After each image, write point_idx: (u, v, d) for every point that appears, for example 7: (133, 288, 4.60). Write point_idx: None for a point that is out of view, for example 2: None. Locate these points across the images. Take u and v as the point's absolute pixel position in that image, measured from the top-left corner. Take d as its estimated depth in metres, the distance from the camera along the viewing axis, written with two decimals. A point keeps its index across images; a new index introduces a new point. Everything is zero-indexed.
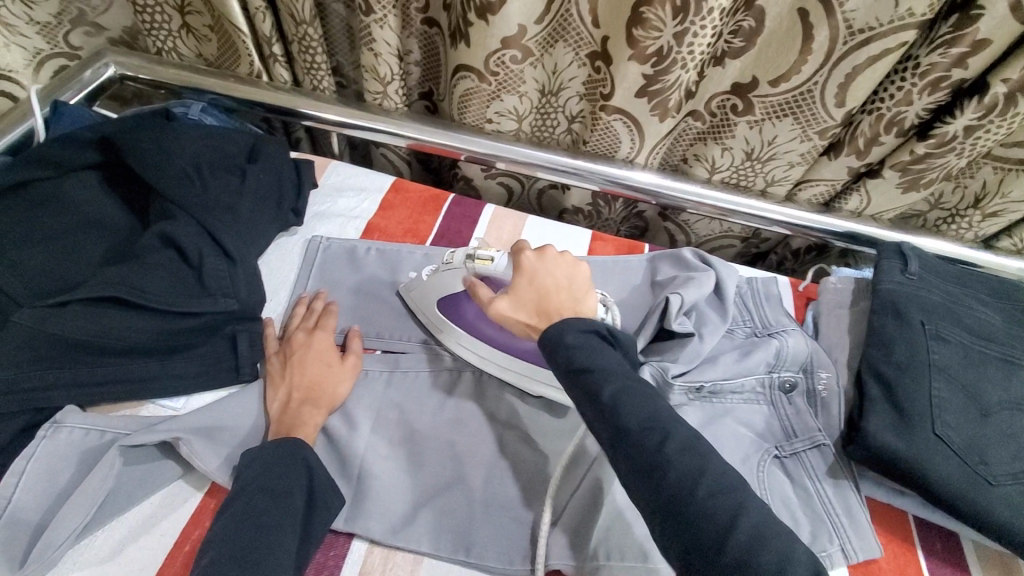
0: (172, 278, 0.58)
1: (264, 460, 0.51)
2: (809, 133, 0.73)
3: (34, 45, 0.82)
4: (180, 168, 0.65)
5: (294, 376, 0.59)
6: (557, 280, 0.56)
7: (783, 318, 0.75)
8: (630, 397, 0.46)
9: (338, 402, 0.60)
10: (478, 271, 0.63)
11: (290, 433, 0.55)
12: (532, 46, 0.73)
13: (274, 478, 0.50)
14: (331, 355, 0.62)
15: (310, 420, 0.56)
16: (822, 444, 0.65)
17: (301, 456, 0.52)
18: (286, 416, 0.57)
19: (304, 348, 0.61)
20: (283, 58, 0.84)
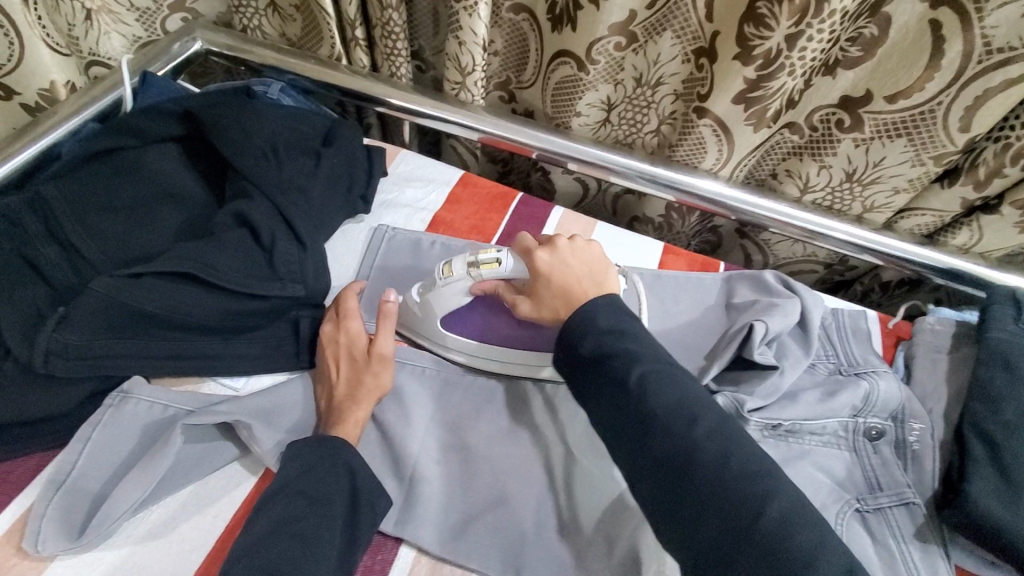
0: (243, 256, 0.57)
1: (305, 459, 0.50)
2: (923, 156, 0.66)
3: (132, 33, 0.84)
4: (258, 146, 0.65)
5: (328, 374, 0.57)
6: (575, 270, 0.54)
7: (872, 357, 0.69)
8: (660, 379, 0.46)
9: (384, 392, 0.57)
10: (482, 277, 0.58)
11: (335, 430, 0.53)
12: (637, 32, 0.70)
13: (316, 483, 0.48)
14: (361, 348, 0.58)
15: (352, 417, 0.54)
16: (911, 502, 0.58)
17: (343, 459, 0.50)
18: (332, 413, 0.55)
19: (332, 346, 0.58)
20: (364, 42, 0.83)
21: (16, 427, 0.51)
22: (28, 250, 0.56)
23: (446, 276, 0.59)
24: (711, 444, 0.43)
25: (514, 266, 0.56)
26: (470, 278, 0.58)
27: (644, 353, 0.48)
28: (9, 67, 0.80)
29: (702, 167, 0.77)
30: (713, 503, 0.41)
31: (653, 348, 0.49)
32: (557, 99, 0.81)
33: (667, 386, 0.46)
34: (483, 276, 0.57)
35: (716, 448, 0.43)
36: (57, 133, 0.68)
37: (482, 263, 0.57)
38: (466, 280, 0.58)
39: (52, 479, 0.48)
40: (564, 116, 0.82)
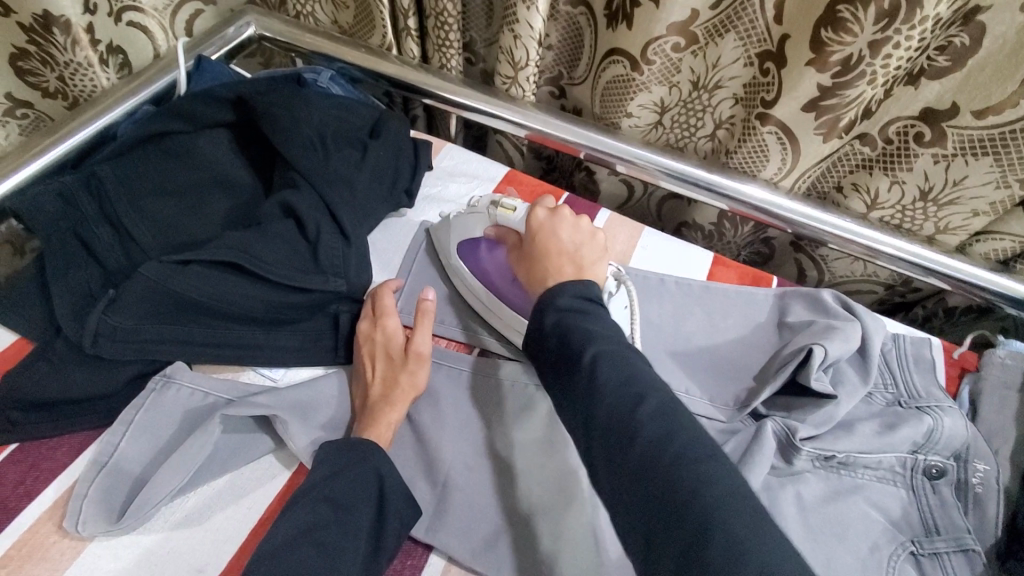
0: (288, 247, 0.56)
1: (339, 458, 0.49)
2: (1010, 177, 0.61)
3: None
4: (307, 135, 0.64)
5: (363, 371, 0.56)
6: (561, 242, 0.55)
7: (935, 391, 0.64)
8: (614, 359, 0.43)
9: (418, 393, 0.56)
10: (499, 218, 0.63)
11: (365, 431, 0.52)
12: (698, 33, 0.66)
13: (338, 487, 0.47)
14: (397, 348, 0.57)
15: (384, 419, 0.53)
16: (970, 549, 0.54)
17: (373, 465, 0.49)
18: (364, 413, 0.54)
19: (368, 342, 0.57)
20: (416, 32, 0.81)
21: (65, 405, 0.51)
22: (81, 230, 0.57)
23: (472, 207, 0.66)
24: (653, 424, 0.38)
25: (525, 216, 0.61)
26: (489, 214, 0.64)
27: (604, 334, 0.45)
28: None
29: (761, 176, 0.73)
30: (646, 488, 0.36)
31: (612, 328, 0.46)
32: (606, 96, 0.77)
33: (622, 365, 0.42)
34: (498, 215, 0.63)
35: (657, 428, 0.38)
36: (113, 114, 0.69)
37: (502, 206, 0.62)
38: (486, 214, 0.64)
39: (95, 459, 0.49)
40: (614, 114, 0.78)
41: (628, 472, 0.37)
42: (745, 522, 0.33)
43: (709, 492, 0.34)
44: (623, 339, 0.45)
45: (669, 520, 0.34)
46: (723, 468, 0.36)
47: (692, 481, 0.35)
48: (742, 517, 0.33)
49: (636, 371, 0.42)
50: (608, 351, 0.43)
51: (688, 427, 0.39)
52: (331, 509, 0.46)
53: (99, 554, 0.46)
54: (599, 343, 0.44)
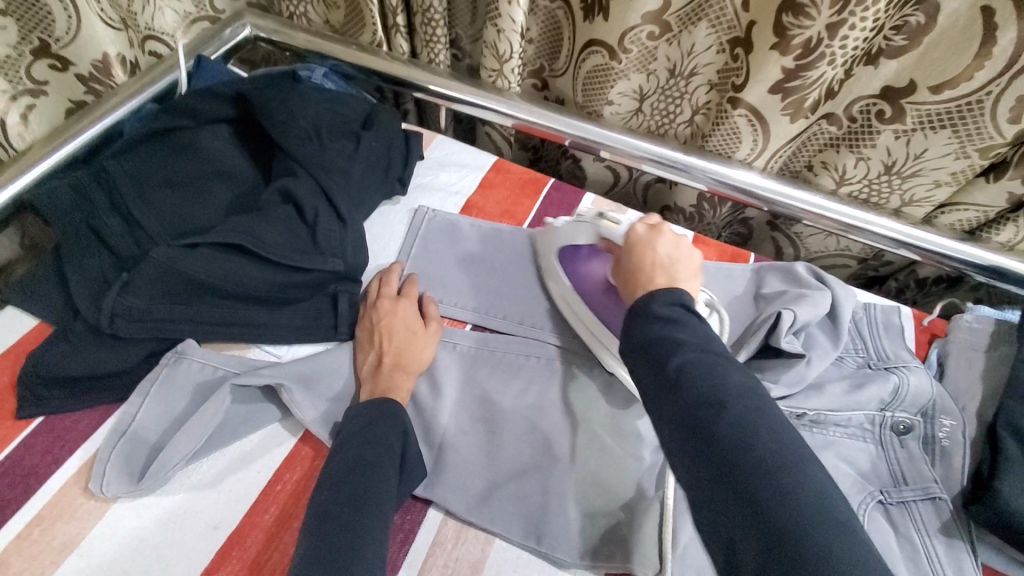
0: (288, 231, 0.60)
1: (373, 411, 0.53)
2: (967, 149, 0.64)
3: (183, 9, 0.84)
4: (303, 128, 0.68)
5: (380, 340, 0.60)
6: (658, 255, 0.57)
7: (903, 353, 0.68)
8: (700, 367, 0.43)
9: (423, 366, 0.60)
10: (604, 232, 0.63)
11: (384, 395, 0.56)
12: (671, 21, 0.70)
13: (382, 432, 0.51)
14: (416, 322, 0.62)
15: (402, 385, 0.57)
16: (937, 497, 0.58)
17: (399, 420, 0.53)
18: (378, 381, 0.57)
19: (389, 315, 0.61)
20: (404, 29, 0.85)
21: (83, 381, 0.55)
22: (92, 220, 0.60)
23: (582, 216, 0.67)
24: (739, 435, 0.39)
25: (628, 233, 0.61)
26: (592, 226, 0.65)
27: (689, 340, 0.45)
28: (66, 39, 0.72)
29: (736, 158, 0.77)
30: (730, 495, 0.37)
31: (704, 338, 0.46)
32: (587, 87, 0.81)
33: (710, 372, 0.43)
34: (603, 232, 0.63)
35: (743, 438, 0.39)
36: (119, 113, 0.72)
37: (608, 219, 0.64)
38: (591, 226, 0.65)
39: (115, 428, 0.53)
40: (596, 103, 0.82)
41: (725, 476, 0.38)
42: (843, 548, 0.33)
43: (805, 511, 0.35)
44: (713, 346, 0.46)
45: (756, 531, 0.35)
46: (820, 489, 0.36)
47: (788, 496, 0.35)
48: (836, 539, 0.34)
49: (729, 384, 0.42)
50: (694, 359, 0.44)
51: (784, 446, 0.38)
52: (372, 448, 0.50)
53: (123, 514, 0.50)
54: (685, 351, 0.45)
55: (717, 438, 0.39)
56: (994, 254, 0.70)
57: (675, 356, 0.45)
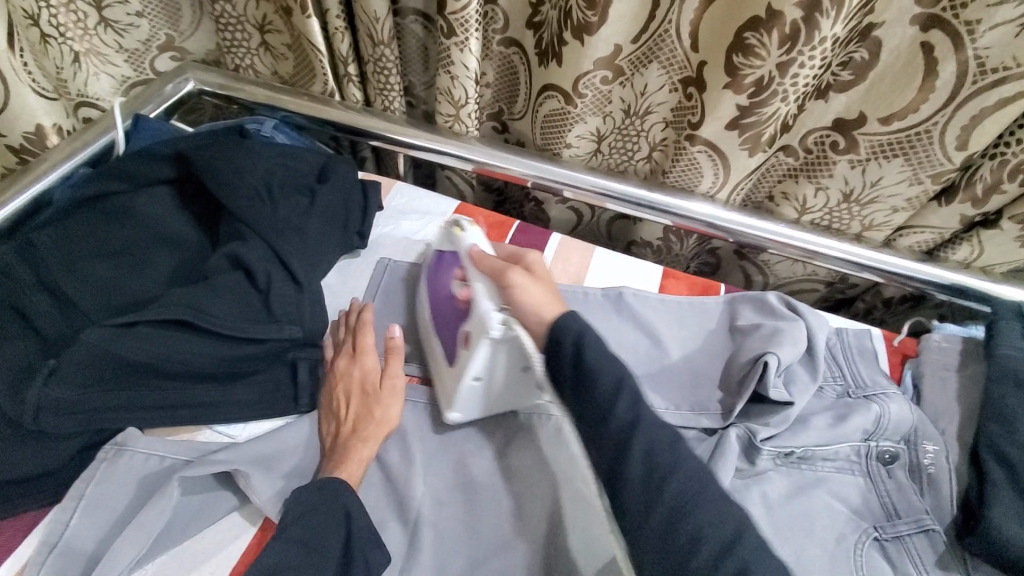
0: (236, 301, 0.55)
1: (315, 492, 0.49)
2: (920, 175, 0.66)
3: (122, 74, 0.84)
4: (252, 186, 0.64)
5: (339, 404, 0.57)
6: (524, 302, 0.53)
7: (879, 377, 0.68)
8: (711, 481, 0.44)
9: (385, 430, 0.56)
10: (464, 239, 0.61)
11: (338, 472, 0.52)
12: (622, 66, 0.70)
13: (316, 517, 0.47)
14: (375, 379, 0.58)
15: (355, 456, 0.53)
16: (930, 529, 0.57)
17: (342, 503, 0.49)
18: (335, 451, 0.53)
19: (349, 376, 0.58)
20: (356, 78, 0.83)
21: (6, 486, 0.49)
22: (18, 300, 0.55)
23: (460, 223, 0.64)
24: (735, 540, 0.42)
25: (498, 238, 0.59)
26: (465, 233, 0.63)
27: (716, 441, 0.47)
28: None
29: (698, 191, 0.78)
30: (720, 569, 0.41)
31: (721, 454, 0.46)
32: (545, 132, 0.80)
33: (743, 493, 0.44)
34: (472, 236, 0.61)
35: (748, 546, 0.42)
36: (50, 179, 0.68)
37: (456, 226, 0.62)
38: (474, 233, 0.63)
39: (44, 540, 0.46)
40: (555, 146, 0.81)
41: (658, 536, 0.42)
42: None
43: None
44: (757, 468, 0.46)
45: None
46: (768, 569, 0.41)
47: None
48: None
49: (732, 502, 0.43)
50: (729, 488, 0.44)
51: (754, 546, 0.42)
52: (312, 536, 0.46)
53: None
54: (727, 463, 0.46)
55: (697, 506, 0.43)
56: (956, 273, 0.72)
57: (619, 402, 0.47)
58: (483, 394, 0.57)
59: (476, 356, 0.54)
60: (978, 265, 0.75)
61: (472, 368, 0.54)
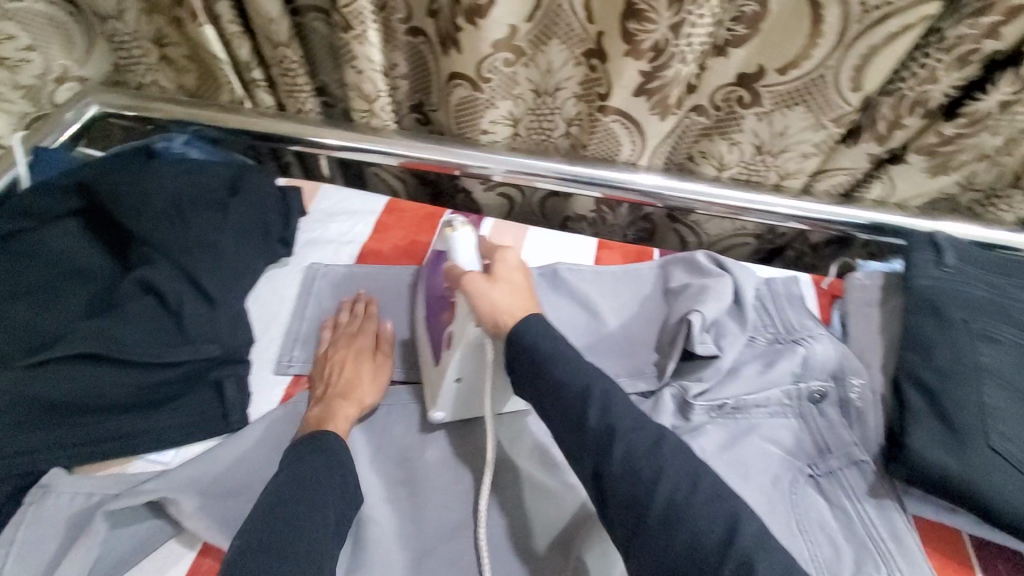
0: (148, 325, 0.56)
1: (304, 448, 0.52)
2: (823, 121, 0.67)
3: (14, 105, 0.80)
4: (160, 209, 0.64)
5: (331, 373, 0.60)
6: (485, 305, 0.54)
7: (807, 322, 0.69)
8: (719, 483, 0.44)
9: (370, 405, 0.60)
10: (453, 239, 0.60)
11: (321, 427, 0.55)
12: (522, 46, 0.70)
13: (306, 469, 0.50)
14: (369, 354, 0.63)
15: (341, 415, 0.56)
16: (860, 461, 0.59)
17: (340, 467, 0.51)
18: (317, 408, 0.57)
19: (343, 348, 0.63)
20: (264, 83, 0.81)
21: None
22: None
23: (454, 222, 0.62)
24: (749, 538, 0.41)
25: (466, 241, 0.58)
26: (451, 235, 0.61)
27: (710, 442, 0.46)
28: None
29: (620, 160, 0.78)
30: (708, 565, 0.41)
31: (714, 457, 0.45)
32: (460, 120, 0.79)
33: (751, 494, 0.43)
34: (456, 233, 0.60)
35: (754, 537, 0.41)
36: None
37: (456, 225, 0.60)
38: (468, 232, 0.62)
39: None
40: (472, 132, 0.81)
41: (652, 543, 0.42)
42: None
43: None
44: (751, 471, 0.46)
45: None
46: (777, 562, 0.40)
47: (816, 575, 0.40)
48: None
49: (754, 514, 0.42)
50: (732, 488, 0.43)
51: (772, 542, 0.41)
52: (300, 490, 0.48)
53: None
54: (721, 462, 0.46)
55: (689, 510, 0.42)
56: (872, 212, 0.74)
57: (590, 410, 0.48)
58: (461, 396, 0.58)
59: (457, 359, 0.56)
60: (894, 201, 0.77)
61: (451, 368, 0.56)
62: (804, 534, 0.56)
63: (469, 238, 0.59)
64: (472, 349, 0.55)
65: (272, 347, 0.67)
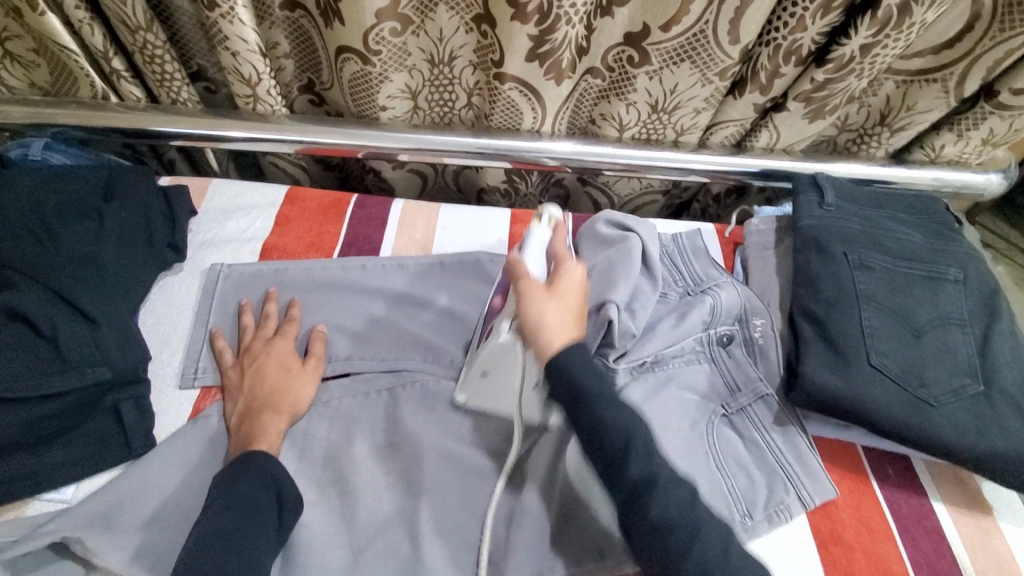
0: (22, 356, 0.51)
1: (233, 473, 0.49)
2: (708, 76, 0.69)
3: None
4: (18, 229, 0.58)
5: (253, 386, 0.58)
6: (550, 317, 0.55)
7: (712, 271, 0.73)
8: None
9: (301, 408, 0.59)
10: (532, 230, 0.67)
11: (252, 446, 0.53)
12: (408, 14, 0.67)
13: (239, 494, 0.47)
14: (291, 360, 0.61)
15: (272, 428, 0.55)
16: (766, 395, 0.64)
17: (269, 470, 0.50)
18: (245, 426, 0.55)
19: (263, 357, 0.60)
20: (128, 73, 0.74)
21: None
22: None
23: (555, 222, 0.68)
24: None
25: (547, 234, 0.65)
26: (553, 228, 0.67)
27: None
28: None
29: (523, 129, 0.77)
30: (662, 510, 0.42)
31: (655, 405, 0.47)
32: (355, 97, 0.76)
33: None
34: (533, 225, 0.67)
35: None
36: None
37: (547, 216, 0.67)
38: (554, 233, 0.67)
39: None
40: (370, 110, 0.77)
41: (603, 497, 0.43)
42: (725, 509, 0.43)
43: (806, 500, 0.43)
44: None
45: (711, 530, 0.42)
46: None
47: None
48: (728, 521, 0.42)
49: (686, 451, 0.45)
50: None
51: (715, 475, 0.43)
52: (234, 516, 0.45)
53: None
54: None
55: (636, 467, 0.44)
56: (762, 159, 0.78)
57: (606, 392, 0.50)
58: (484, 388, 0.58)
59: (486, 347, 0.58)
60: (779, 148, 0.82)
61: (478, 362, 0.58)
62: (721, 468, 0.60)
63: (543, 237, 0.65)
64: (499, 345, 0.57)
65: (176, 361, 0.62)
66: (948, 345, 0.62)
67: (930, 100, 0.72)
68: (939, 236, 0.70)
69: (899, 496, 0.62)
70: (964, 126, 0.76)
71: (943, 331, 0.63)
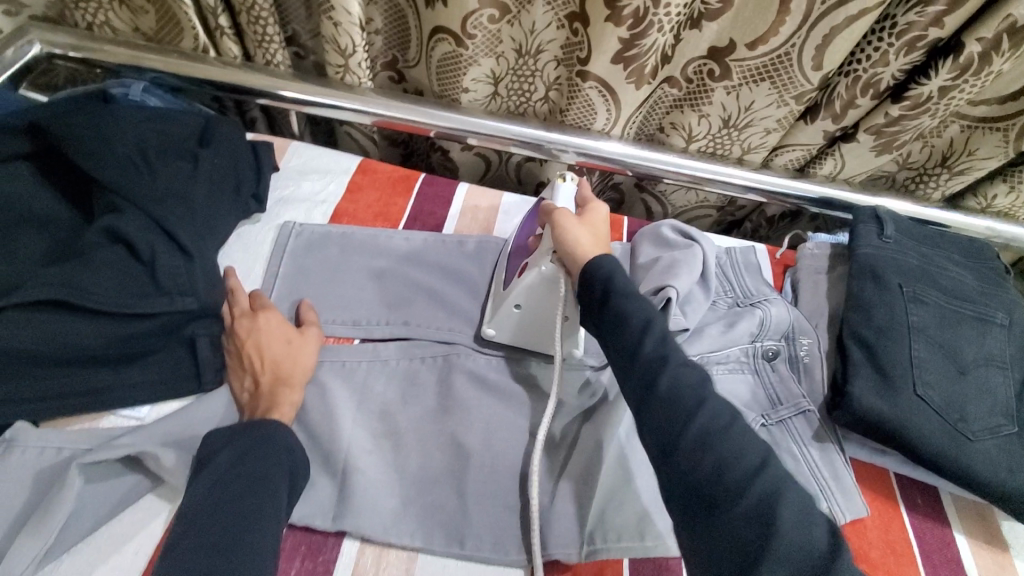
0: (117, 274, 0.54)
1: (238, 445, 0.49)
2: (785, 97, 0.72)
3: None
4: (124, 153, 0.60)
5: (253, 360, 0.57)
6: (583, 242, 0.56)
7: (764, 287, 0.74)
8: None
9: (309, 374, 0.59)
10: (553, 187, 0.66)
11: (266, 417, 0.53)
12: (507, 3, 0.70)
13: (248, 460, 0.48)
14: (289, 330, 0.60)
15: (286, 400, 0.55)
16: (807, 410, 0.65)
17: (281, 438, 0.51)
18: (260, 403, 0.55)
19: (256, 330, 0.58)
20: (230, 30, 0.78)
21: None
22: None
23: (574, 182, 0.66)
24: None
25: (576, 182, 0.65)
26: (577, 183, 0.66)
27: None
28: None
29: (594, 128, 0.80)
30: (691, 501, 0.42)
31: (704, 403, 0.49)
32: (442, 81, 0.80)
33: None
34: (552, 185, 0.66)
35: None
36: None
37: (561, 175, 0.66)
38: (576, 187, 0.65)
39: None
40: (452, 91, 0.81)
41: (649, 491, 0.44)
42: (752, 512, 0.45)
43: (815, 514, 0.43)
44: None
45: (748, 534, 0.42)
46: None
47: None
48: None
49: None
50: None
51: None
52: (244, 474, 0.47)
53: None
54: None
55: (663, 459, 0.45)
56: (819, 186, 0.79)
57: None
58: (521, 325, 0.62)
59: (525, 284, 0.59)
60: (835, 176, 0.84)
61: (513, 294, 0.60)
62: None
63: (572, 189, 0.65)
64: (539, 277, 0.58)
65: None
66: (992, 385, 0.63)
67: (991, 148, 0.74)
68: (990, 280, 0.72)
69: (927, 527, 0.63)
70: (1017, 179, 0.77)
71: (987, 371, 0.64)
